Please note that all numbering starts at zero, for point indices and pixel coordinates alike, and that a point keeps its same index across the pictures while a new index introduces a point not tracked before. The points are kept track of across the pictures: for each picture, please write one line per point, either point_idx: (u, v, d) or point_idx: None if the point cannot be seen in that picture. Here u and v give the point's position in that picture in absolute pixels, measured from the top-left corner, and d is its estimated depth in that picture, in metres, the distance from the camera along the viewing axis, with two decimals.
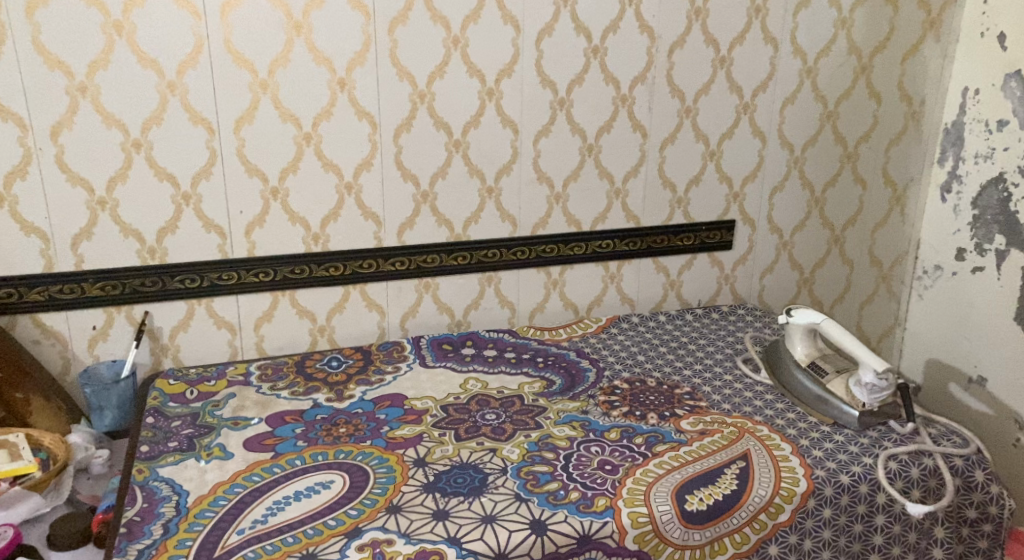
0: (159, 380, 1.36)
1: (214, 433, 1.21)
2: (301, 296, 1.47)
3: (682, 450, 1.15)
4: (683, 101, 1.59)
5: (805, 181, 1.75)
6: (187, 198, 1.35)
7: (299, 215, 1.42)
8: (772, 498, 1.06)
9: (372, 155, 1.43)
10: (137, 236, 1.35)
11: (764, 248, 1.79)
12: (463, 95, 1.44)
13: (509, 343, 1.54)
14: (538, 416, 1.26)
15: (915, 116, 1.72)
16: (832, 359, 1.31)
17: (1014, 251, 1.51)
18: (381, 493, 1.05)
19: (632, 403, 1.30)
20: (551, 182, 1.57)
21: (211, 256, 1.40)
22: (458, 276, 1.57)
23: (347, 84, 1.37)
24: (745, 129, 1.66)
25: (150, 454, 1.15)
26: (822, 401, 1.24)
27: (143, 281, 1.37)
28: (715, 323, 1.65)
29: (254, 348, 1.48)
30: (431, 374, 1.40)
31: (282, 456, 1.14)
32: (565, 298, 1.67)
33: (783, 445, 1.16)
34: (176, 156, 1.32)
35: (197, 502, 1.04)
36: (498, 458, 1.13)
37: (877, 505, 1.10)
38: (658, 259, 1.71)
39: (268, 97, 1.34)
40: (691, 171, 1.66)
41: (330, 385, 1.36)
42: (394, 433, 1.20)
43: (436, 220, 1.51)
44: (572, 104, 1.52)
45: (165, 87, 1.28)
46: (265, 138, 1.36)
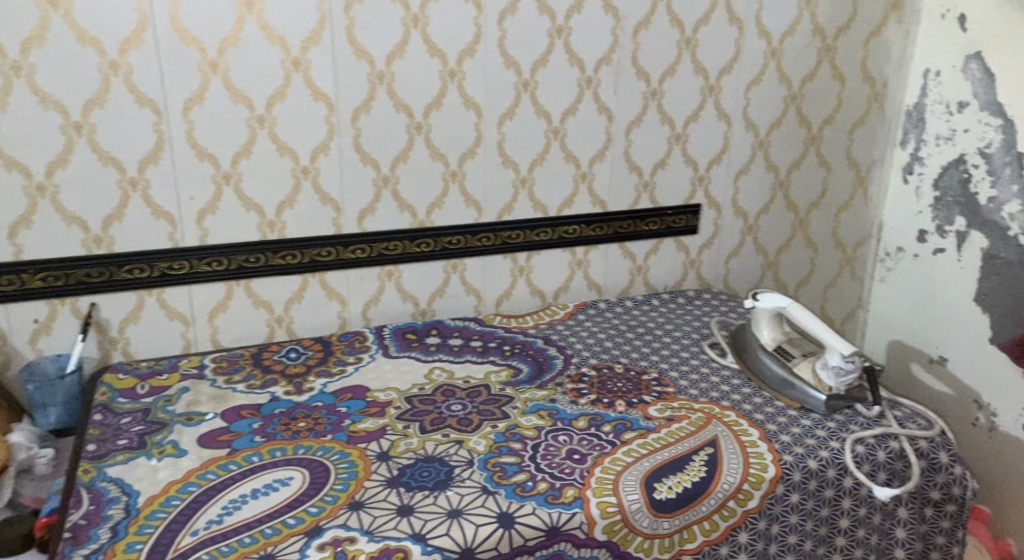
0: (108, 376, 1.30)
1: (166, 430, 1.15)
2: (257, 286, 1.42)
3: (651, 437, 1.13)
4: (648, 83, 1.57)
5: (770, 164, 1.74)
6: (134, 184, 1.28)
7: (253, 202, 1.37)
8: (741, 484, 1.05)
9: (330, 138, 1.38)
10: (81, 224, 1.28)
11: (729, 232, 1.78)
12: (424, 76, 1.40)
13: (475, 331, 1.51)
14: (505, 406, 1.23)
15: (878, 98, 1.73)
16: (798, 343, 1.31)
17: (974, 232, 1.55)
18: (343, 489, 1.01)
19: (600, 390, 1.28)
20: (516, 166, 1.53)
21: (162, 244, 1.33)
22: (422, 264, 1.53)
23: (302, 64, 1.32)
24: (710, 112, 1.65)
25: (97, 453, 1.09)
26: (789, 385, 1.24)
27: (89, 271, 1.30)
28: (682, 308, 1.64)
29: (208, 341, 1.42)
30: (394, 365, 1.37)
31: (238, 453, 1.09)
32: (532, 285, 1.64)
33: (751, 430, 1.15)
34: (121, 139, 1.25)
35: (148, 502, 0.98)
36: (464, 450, 1.11)
37: (844, 488, 1.10)
38: (625, 244, 1.69)
39: (218, 77, 1.27)
40: (657, 154, 1.64)
41: (289, 377, 1.31)
42: (356, 426, 1.17)
43: (398, 206, 1.47)
44: (536, 87, 1.49)
45: (108, 67, 1.21)
46: (216, 121, 1.30)
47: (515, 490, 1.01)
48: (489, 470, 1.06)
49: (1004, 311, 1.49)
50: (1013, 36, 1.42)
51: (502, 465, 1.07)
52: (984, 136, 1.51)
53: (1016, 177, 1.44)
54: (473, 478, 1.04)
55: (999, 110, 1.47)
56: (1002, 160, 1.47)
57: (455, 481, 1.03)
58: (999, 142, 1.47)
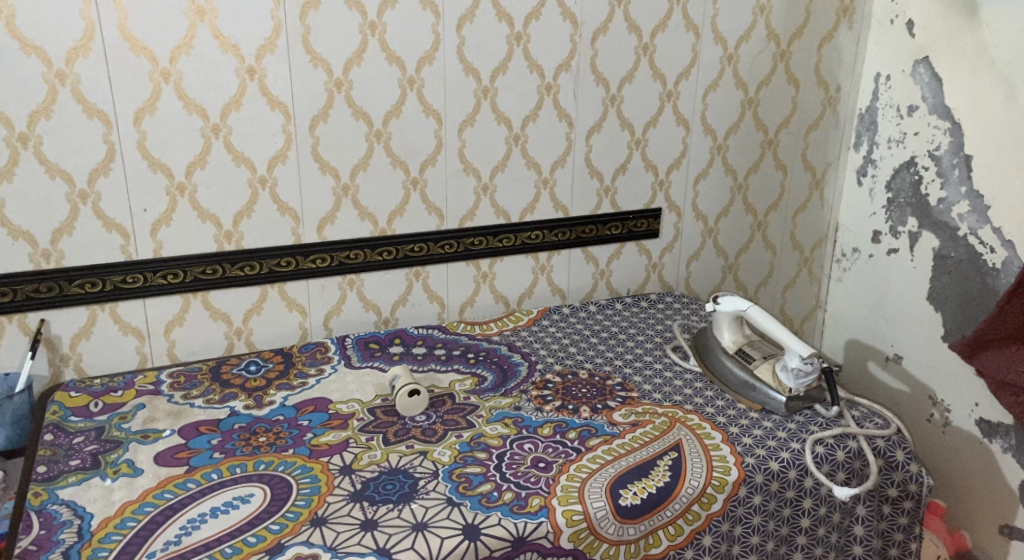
0: (59, 394, 1.25)
1: (121, 449, 1.11)
2: (214, 298, 1.38)
3: (615, 443, 1.14)
4: (607, 89, 1.58)
5: (729, 168, 1.76)
6: (84, 197, 1.25)
7: (208, 212, 1.34)
8: (705, 488, 1.06)
9: (287, 147, 1.35)
10: (29, 238, 1.23)
11: (690, 236, 1.80)
12: (383, 83, 1.39)
13: (438, 339, 1.50)
14: (470, 415, 1.23)
15: (832, 102, 1.77)
16: (758, 345, 1.33)
17: (926, 232, 1.60)
18: (306, 505, 1.00)
19: (565, 396, 1.28)
20: (477, 173, 1.53)
21: (115, 257, 1.30)
22: (384, 272, 1.52)
23: (257, 73, 1.29)
24: (669, 117, 1.66)
25: (48, 475, 1.05)
26: (751, 387, 1.25)
27: (38, 287, 1.25)
28: (645, 311, 1.65)
29: (165, 355, 1.38)
30: (357, 375, 1.35)
31: (196, 471, 1.06)
32: (495, 291, 1.64)
33: (714, 433, 1.17)
34: (69, 151, 1.21)
35: (102, 524, 0.95)
36: (428, 461, 1.10)
37: (805, 489, 1.11)
38: (587, 249, 1.70)
39: (170, 86, 1.24)
40: (617, 159, 1.65)
41: (249, 391, 1.28)
42: (318, 440, 1.15)
43: (358, 214, 1.45)
44: (496, 93, 1.48)
45: (54, 77, 1.17)
46: (169, 131, 1.26)
47: (480, 500, 1.01)
48: (454, 481, 1.05)
49: (955, 308, 1.54)
50: (958, 43, 1.47)
51: (467, 475, 1.06)
52: (933, 139, 1.56)
53: (964, 178, 1.50)
54: (438, 489, 1.03)
55: (946, 113, 1.52)
56: (950, 162, 1.52)
57: (420, 494, 1.02)
58: (948, 144, 1.52)
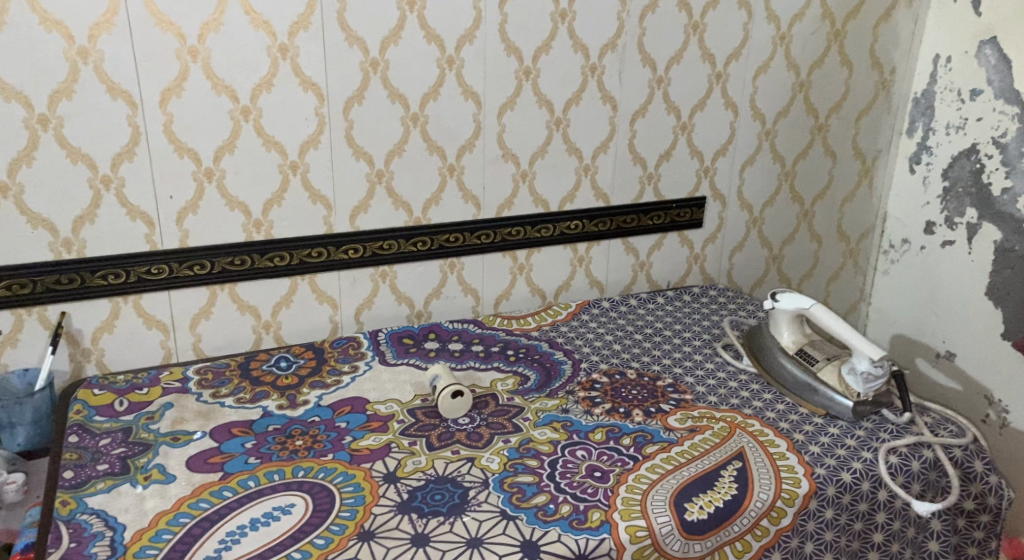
0: (82, 391, 1.16)
1: (151, 453, 1.03)
2: (242, 290, 1.31)
3: (674, 451, 1.08)
4: (654, 70, 1.49)
5: (776, 155, 1.68)
6: (107, 182, 1.16)
7: (237, 200, 1.26)
8: (775, 502, 1.01)
9: (320, 131, 1.28)
10: (49, 227, 1.14)
11: (734, 226, 1.72)
12: (420, 63, 1.30)
13: (475, 334, 1.43)
14: (516, 418, 1.17)
15: (885, 85, 1.68)
16: (820, 346, 1.28)
17: (986, 224, 1.52)
18: (350, 517, 0.93)
19: (614, 399, 1.22)
20: (516, 159, 1.45)
21: (139, 248, 1.21)
22: (418, 264, 1.44)
23: (290, 51, 1.21)
24: (717, 100, 1.58)
25: (75, 482, 0.96)
26: (812, 390, 1.21)
27: (58, 278, 1.17)
28: (688, 307, 1.58)
29: (190, 350, 1.30)
30: (392, 373, 1.28)
31: (232, 477, 1.00)
32: (532, 284, 1.57)
33: (778, 441, 1.12)
34: (92, 134, 1.13)
35: (136, 537, 0.88)
36: (477, 468, 1.04)
37: (879, 502, 1.06)
38: (627, 239, 1.63)
39: (198, 65, 1.16)
40: (662, 145, 1.57)
41: (282, 389, 1.21)
42: (359, 444, 1.08)
43: (392, 202, 1.37)
44: (538, 74, 1.40)
45: (76, 54, 1.08)
46: (196, 114, 1.18)
47: (537, 513, 0.95)
48: (507, 491, 0.99)
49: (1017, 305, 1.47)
50: None
51: (520, 485, 1.00)
52: (998, 125, 1.48)
53: None
54: (491, 501, 0.97)
55: (1014, 97, 1.44)
56: (1017, 150, 1.44)
57: (471, 505, 0.96)
58: (1015, 131, 1.44)
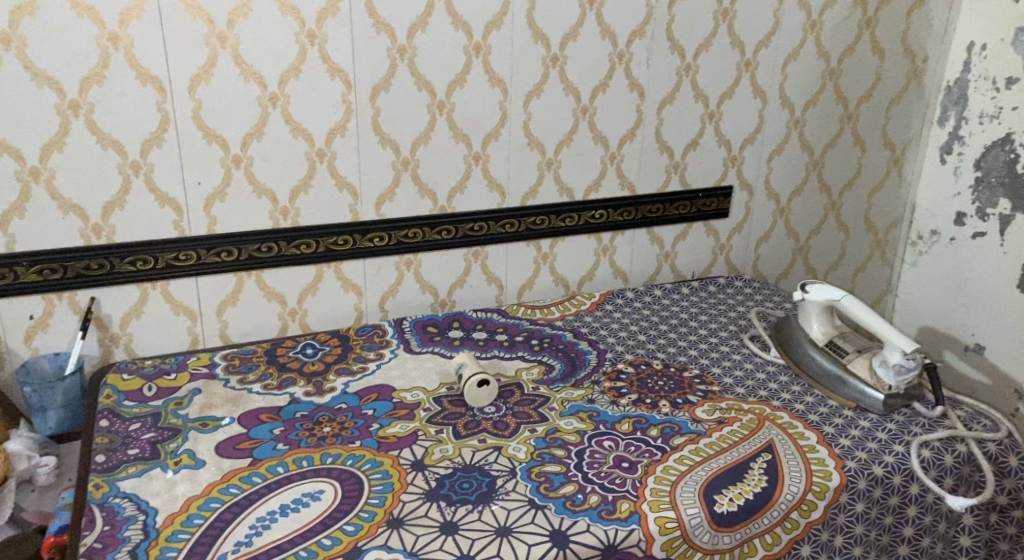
0: (111, 376, 1.17)
1: (181, 438, 1.04)
2: (269, 277, 1.31)
3: (702, 443, 1.08)
4: (682, 57, 1.47)
5: (805, 144, 1.66)
6: (136, 168, 1.16)
7: (265, 187, 1.26)
8: (805, 495, 1.00)
9: (347, 119, 1.27)
10: (79, 212, 1.15)
11: (761, 216, 1.71)
12: (447, 50, 1.29)
13: (499, 323, 1.43)
14: (542, 407, 1.16)
15: (917, 74, 1.64)
16: (851, 338, 1.26)
17: (1019, 216, 1.46)
18: (380, 504, 0.93)
19: (641, 389, 1.22)
20: (542, 148, 1.44)
21: (167, 234, 1.21)
22: (443, 252, 1.44)
23: (318, 38, 1.21)
24: (745, 88, 1.56)
25: (107, 466, 0.97)
26: (841, 382, 1.20)
27: (88, 264, 1.17)
28: (713, 298, 1.57)
29: (217, 336, 1.31)
30: (418, 361, 1.28)
31: (261, 463, 1.00)
32: (556, 273, 1.56)
33: (808, 434, 1.11)
34: (122, 120, 1.13)
35: (168, 521, 0.89)
36: (504, 457, 1.04)
37: (911, 496, 1.06)
38: (652, 229, 1.61)
39: (227, 52, 1.16)
40: (689, 134, 1.55)
41: (309, 376, 1.22)
42: (386, 432, 1.08)
43: (418, 190, 1.37)
44: (565, 61, 1.39)
45: (107, 40, 1.08)
46: (225, 100, 1.18)
47: (566, 503, 0.94)
48: (534, 481, 0.99)
49: None
50: None
51: (547, 475, 1.00)
52: None
53: None
54: (519, 490, 0.97)
55: None
56: None
57: (499, 494, 0.96)
58: None
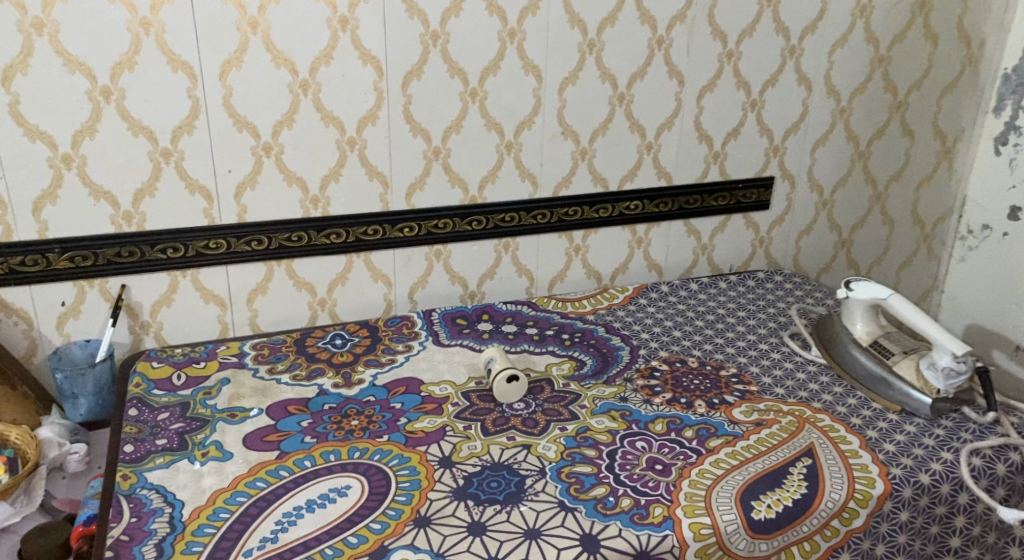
0: (141, 364, 1.17)
1: (208, 429, 1.04)
2: (298, 266, 1.30)
3: (739, 445, 1.05)
4: (724, 44, 1.42)
5: (850, 134, 1.59)
6: (167, 155, 1.15)
7: (295, 175, 1.24)
8: (847, 503, 0.96)
9: (378, 106, 1.25)
10: (110, 199, 1.14)
11: (802, 208, 1.65)
12: (481, 36, 1.26)
13: (529, 316, 1.40)
14: (572, 405, 1.14)
15: (972, 61, 1.57)
16: (897, 338, 1.21)
17: None
18: (406, 502, 0.92)
19: (675, 388, 1.18)
20: (576, 137, 1.40)
21: (198, 222, 1.21)
22: (473, 243, 1.41)
23: (350, 23, 1.18)
24: (790, 75, 1.50)
25: (135, 456, 0.97)
26: (886, 384, 1.15)
27: (119, 251, 1.17)
28: (751, 293, 1.52)
29: (246, 325, 1.30)
30: (447, 354, 1.26)
31: (288, 457, 0.99)
32: (588, 265, 1.53)
33: (850, 438, 1.07)
34: (154, 107, 1.12)
35: (194, 515, 0.88)
36: (533, 456, 1.01)
37: (959, 505, 1.02)
38: (689, 221, 1.57)
39: (258, 37, 1.14)
40: (729, 123, 1.50)
41: (337, 367, 1.20)
42: (413, 426, 1.07)
43: (449, 179, 1.34)
44: (602, 47, 1.34)
45: (139, 25, 1.07)
46: (256, 87, 1.16)
47: (596, 506, 0.92)
48: (564, 481, 0.96)
49: None
50: None
51: (578, 476, 0.97)
52: None
53: None
54: (548, 491, 0.95)
55: None
56: None
57: (528, 495, 0.94)
58: None
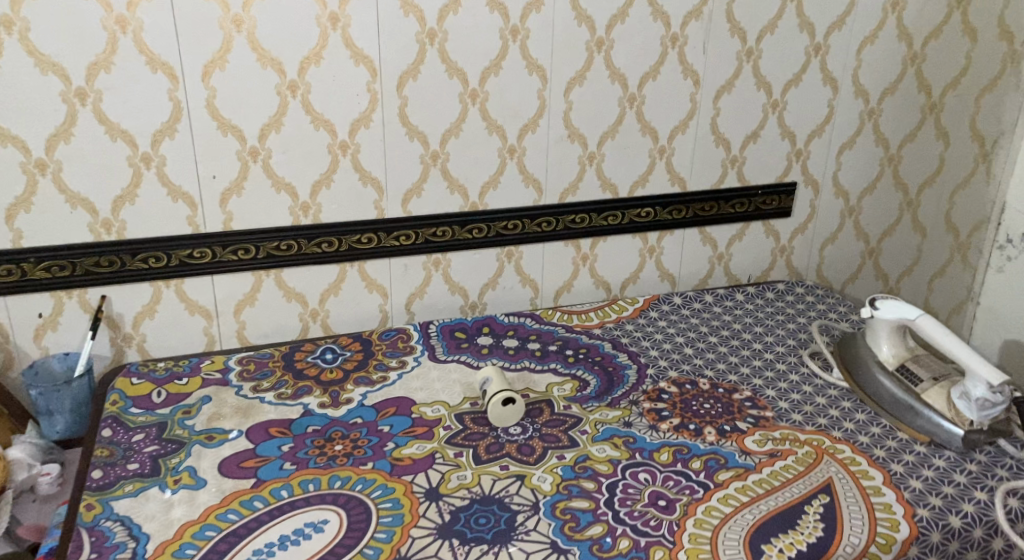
0: (120, 380, 1.12)
1: (184, 452, 0.98)
2: (288, 276, 1.24)
3: (750, 480, 0.96)
4: (743, 41, 1.33)
5: (880, 136, 1.50)
6: (147, 160, 1.09)
7: (284, 181, 1.18)
8: (867, 547, 0.86)
9: (372, 109, 1.18)
10: (88, 206, 1.09)
11: (827, 215, 1.55)
12: (481, 34, 1.18)
13: (532, 330, 1.33)
14: (572, 430, 1.06)
15: (1015, 57, 1.41)
16: (926, 362, 1.11)
17: None
18: (386, 539, 0.85)
19: (684, 413, 1.10)
20: (583, 140, 1.32)
21: (181, 230, 1.15)
22: (474, 252, 1.34)
23: (341, 21, 1.11)
24: (814, 74, 1.40)
25: (103, 482, 0.92)
26: (913, 412, 1.06)
27: (98, 261, 1.12)
28: (770, 306, 1.43)
29: (234, 338, 1.25)
30: (442, 371, 1.19)
31: (265, 486, 0.93)
32: (596, 275, 1.45)
33: (873, 473, 0.98)
34: (132, 109, 1.06)
35: (158, 550, 0.82)
36: (527, 489, 0.94)
37: (993, 552, 0.91)
38: (704, 229, 1.48)
39: (243, 36, 1.07)
40: (749, 125, 1.41)
41: (325, 385, 1.14)
42: (400, 453, 1.00)
43: (448, 185, 1.27)
44: (612, 45, 1.26)
45: (114, 23, 1.01)
46: (241, 87, 1.10)
47: (592, 548, 0.84)
48: (559, 519, 0.89)
49: None
50: None
51: (574, 512, 0.90)
52: None
53: None
54: (540, 529, 0.87)
55: None
56: None
57: (519, 533, 0.86)
58: None
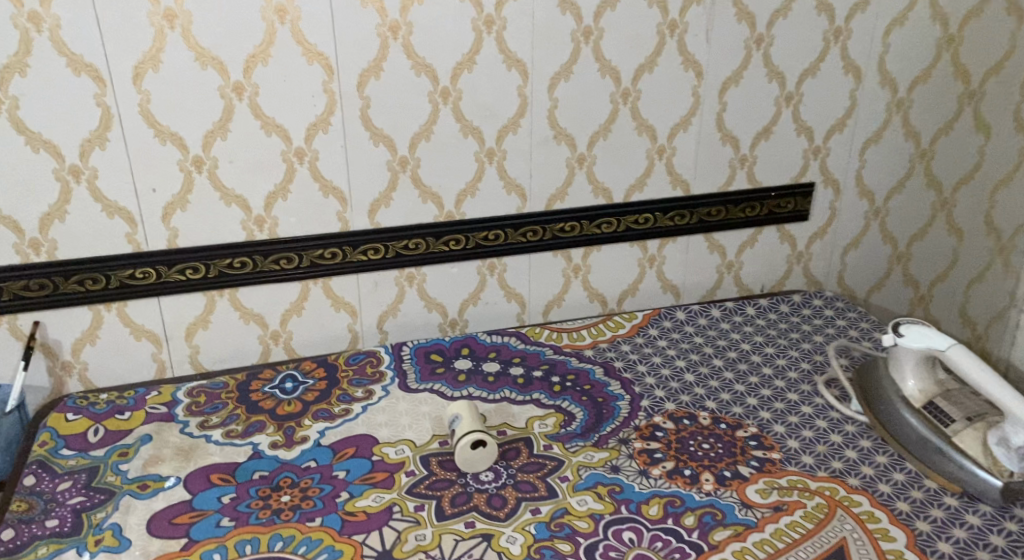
0: (54, 416, 1.02)
1: (111, 505, 0.88)
2: (244, 297, 1.12)
3: (751, 541, 0.83)
4: (752, 27, 1.18)
5: (908, 130, 1.33)
6: (77, 173, 0.98)
7: (233, 193, 1.06)
8: None
9: (330, 111, 1.05)
10: (12, 225, 0.98)
11: (849, 218, 1.40)
12: (451, 25, 1.05)
13: (516, 351, 1.20)
14: (551, 476, 0.94)
15: None
16: (959, 398, 0.97)
17: None
18: None
19: (679, 455, 0.97)
20: (572, 142, 1.18)
21: (120, 249, 1.04)
22: (451, 265, 1.21)
23: (289, 13, 0.98)
24: (834, 63, 1.25)
25: (14, 544, 0.81)
26: (943, 457, 0.92)
27: (27, 284, 1.01)
28: (784, 322, 1.29)
29: (187, 363, 1.14)
30: (411, 403, 1.07)
31: (196, 548, 0.82)
32: (590, 288, 1.31)
33: (894, 533, 0.84)
34: (55, 117, 0.95)
35: None
36: (493, 552, 0.82)
37: None
38: (710, 235, 1.33)
39: (177, 32, 0.95)
40: (760, 121, 1.26)
41: (279, 421, 1.03)
42: (354, 505, 0.88)
43: (420, 193, 1.14)
44: (601, 35, 1.12)
45: (27, 20, 0.89)
46: (179, 90, 0.98)
47: None
48: None
49: None
50: None
51: None
52: None
53: None
54: None
55: None
56: None
57: None
58: None
